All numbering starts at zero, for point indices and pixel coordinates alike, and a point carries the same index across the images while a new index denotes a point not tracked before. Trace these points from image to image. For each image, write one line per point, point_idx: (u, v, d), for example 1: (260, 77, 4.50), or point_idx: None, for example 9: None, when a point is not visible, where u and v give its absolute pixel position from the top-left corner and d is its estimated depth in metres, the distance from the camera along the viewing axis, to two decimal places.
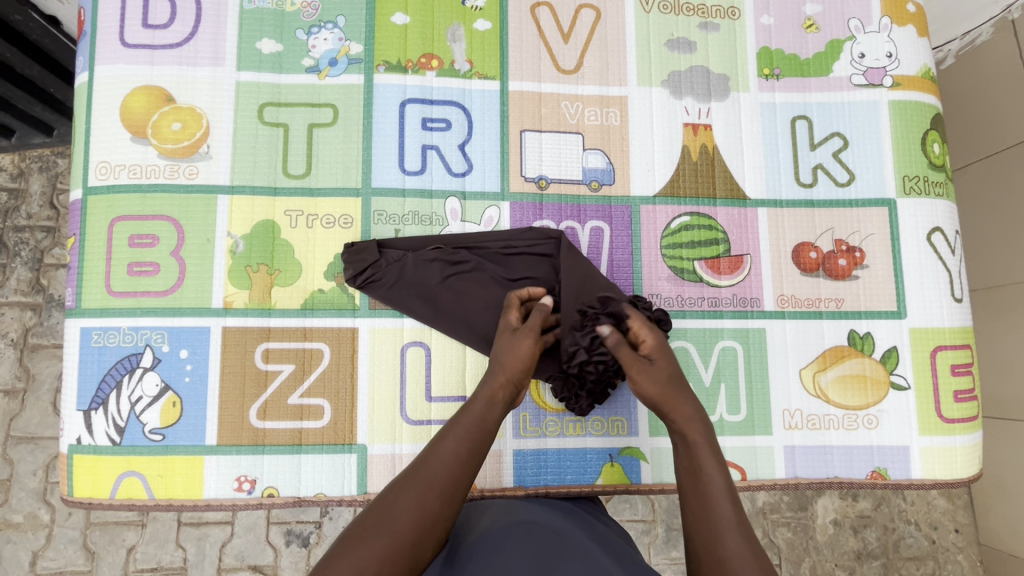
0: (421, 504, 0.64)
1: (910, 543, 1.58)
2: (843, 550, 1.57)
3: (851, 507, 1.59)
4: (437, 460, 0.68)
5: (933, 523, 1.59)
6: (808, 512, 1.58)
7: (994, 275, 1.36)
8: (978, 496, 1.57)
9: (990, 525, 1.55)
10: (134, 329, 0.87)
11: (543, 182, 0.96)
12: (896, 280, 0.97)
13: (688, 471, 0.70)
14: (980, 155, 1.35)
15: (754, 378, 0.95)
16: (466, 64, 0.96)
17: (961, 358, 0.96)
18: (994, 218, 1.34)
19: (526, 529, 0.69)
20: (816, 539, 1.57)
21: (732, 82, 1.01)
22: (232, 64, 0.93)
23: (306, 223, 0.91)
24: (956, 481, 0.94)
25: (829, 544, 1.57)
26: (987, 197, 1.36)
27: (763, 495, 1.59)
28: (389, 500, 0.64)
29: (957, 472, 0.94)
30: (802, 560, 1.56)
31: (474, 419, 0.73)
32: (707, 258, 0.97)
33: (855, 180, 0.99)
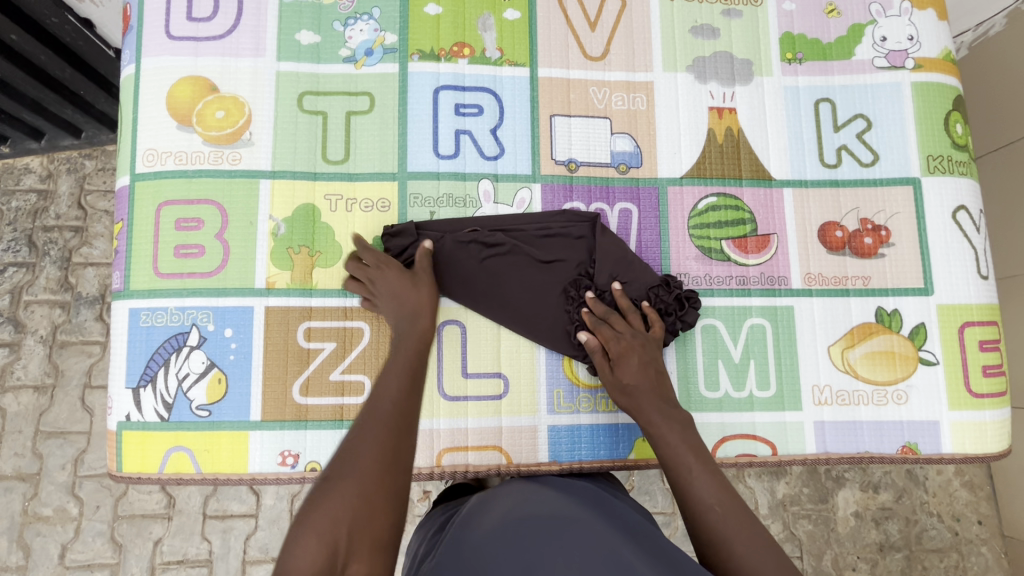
0: (374, 454, 0.66)
1: (934, 535, 1.58)
2: (865, 542, 1.57)
3: (872, 499, 1.59)
4: (376, 414, 0.70)
5: (956, 515, 1.59)
6: (829, 504, 1.58)
7: (1015, 264, 1.37)
8: (1002, 486, 1.56)
9: (1015, 515, 1.54)
10: (181, 309, 0.90)
11: (573, 164, 0.98)
12: (922, 257, 0.98)
13: (671, 462, 0.76)
14: (1002, 142, 1.36)
15: (783, 354, 0.96)
16: (497, 52, 0.99)
17: (988, 334, 0.97)
18: (1011, 206, 1.35)
19: (546, 519, 0.69)
20: (837, 531, 1.57)
21: (755, 67, 1.03)
22: (273, 55, 0.97)
23: (344, 207, 0.94)
24: (986, 456, 0.94)
25: (851, 536, 1.57)
26: (1005, 184, 1.37)
27: (784, 487, 1.59)
28: (346, 459, 0.65)
29: (987, 446, 0.95)
30: (824, 553, 1.56)
31: (398, 369, 0.77)
32: (734, 238, 0.99)
33: (879, 160, 1.01)
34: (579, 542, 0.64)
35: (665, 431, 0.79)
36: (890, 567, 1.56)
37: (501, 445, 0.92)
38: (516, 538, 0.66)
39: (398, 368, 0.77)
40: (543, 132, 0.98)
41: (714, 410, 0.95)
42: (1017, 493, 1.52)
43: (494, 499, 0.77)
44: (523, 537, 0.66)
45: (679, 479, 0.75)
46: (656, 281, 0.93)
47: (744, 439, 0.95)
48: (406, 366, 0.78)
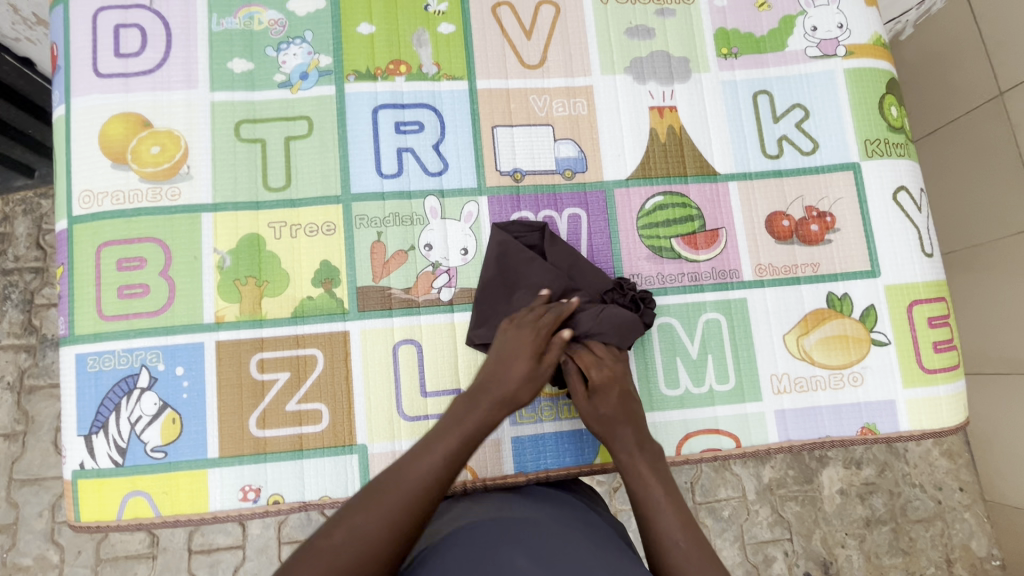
0: (388, 518, 0.66)
1: (917, 506, 1.60)
2: (851, 518, 1.59)
3: (855, 475, 1.61)
4: (412, 476, 0.70)
5: (937, 484, 1.62)
6: (814, 484, 1.60)
7: (976, 232, 1.41)
8: (978, 451, 1.59)
9: (994, 478, 1.57)
10: (129, 351, 0.89)
11: (518, 174, 0.98)
12: (867, 240, 1.00)
13: (641, 493, 0.79)
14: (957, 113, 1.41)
15: (739, 347, 0.97)
16: (433, 67, 0.99)
17: (937, 310, 0.99)
18: (971, 172, 1.40)
19: (513, 523, 0.72)
20: (824, 510, 1.58)
21: (693, 63, 1.04)
22: (206, 85, 0.95)
23: (290, 234, 0.93)
24: (944, 430, 0.96)
25: (837, 514, 1.58)
26: (965, 155, 1.41)
27: (769, 471, 1.60)
28: (368, 507, 0.67)
29: (944, 420, 0.96)
30: (812, 533, 1.57)
31: (454, 431, 0.75)
32: (683, 235, 1.00)
33: (819, 148, 1.02)
34: (544, 542, 0.67)
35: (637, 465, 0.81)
36: (878, 541, 1.58)
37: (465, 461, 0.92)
38: (482, 539, 0.68)
39: (454, 430, 0.76)
40: (486, 144, 0.98)
41: (676, 408, 0.95)
42: (992, 456, 1.55)
43: (462, 507, 0.80)
44: (490, 537, 0.68)
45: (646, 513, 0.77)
46: (604, 283, 0.94)
47: (707, 434, 0.95)
48: (464, 430, 0.76)
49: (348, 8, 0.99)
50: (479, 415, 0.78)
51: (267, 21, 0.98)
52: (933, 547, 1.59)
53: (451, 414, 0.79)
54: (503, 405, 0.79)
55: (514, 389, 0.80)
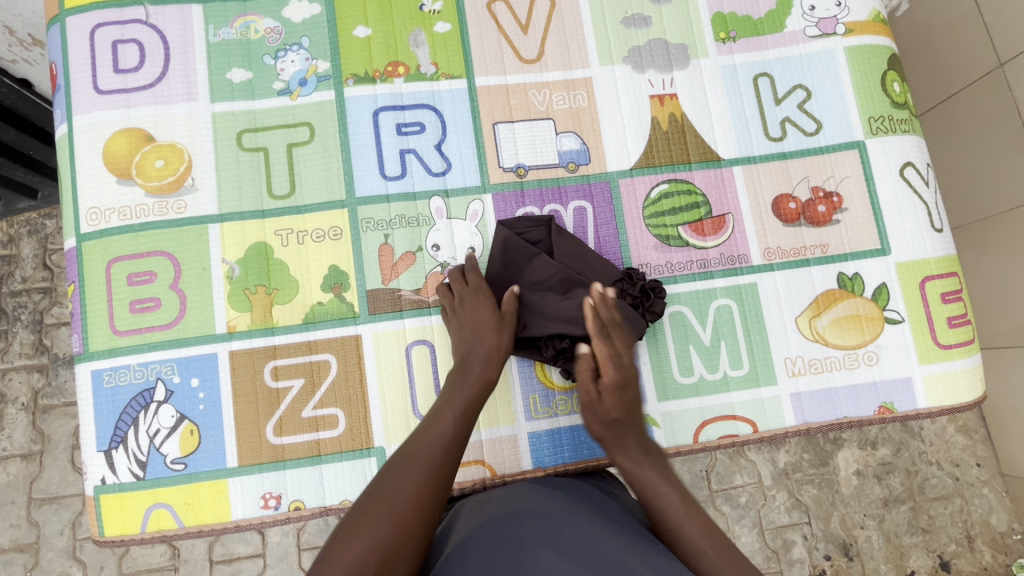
0: (419, 478, 0.70)
1: (935, 483, 1.60)
2: (870, 499, 1.58)
3: (872, 456, 1.60)
4: (429, 439, 0.75)
5: (954, 460, 1.61)
6: (830, 467, 1.59)
7: (984, 206, 1.39)
8: (994, 426, 1.58)
9: (1012, 452, 1.56)
10: (144, 365, 0.89)
11: (521, 169, 0.98)
12: (876, 218, 0.99)
13: (655, 498, 0.76)
14: (958, 87, 1.40)
15: (752, 331, 0.97)
16: (431, 66, 0.99)
17: (949, 286, 0.98)
18: (977, 146, 1.38)
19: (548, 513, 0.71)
20: (841, 492, 1.58)
21: (691, 50, 1.04)
22: (206, 97, 0.96)
23: (297, 240, 0.94)
24: (961, 406, 0.96)
25: (856, 495, 1.58)
26: (969, 128, 1.39)
27: (785, 455, 1.60)
28: (388, 486, 0.69)
29: (961, 396, 0.96)
30: (832, 515, 1.57)
31: (454, 407, 0.79)
32: (690, 223, 0.99)
33: (823, 128, 1.02)
34: (582, 535, 0.66)
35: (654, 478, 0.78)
36: (897, 521, 1.57)
37: (483, 458, 0.92)
38: (519, 532, 0.67)
39: (457, 395, 0.81)
40: (487, 141, 0.98)
41: (691, 396, 0.95)
42: (1009, 431, 1.55)
43: (490, 497, 0.79)
44: (527, 531, 0.68)
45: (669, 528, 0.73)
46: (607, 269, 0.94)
47: (723, 420, 0.95)
48: (467, 394, 0.81)
49: (343, 13, 0.99)
50: (479, 373, 0.83)
51: (263, 29, 0.98)
52: (954, 524, 1.58)
53: (443, 394, 0.82)
54: (496, 361, 0.85)
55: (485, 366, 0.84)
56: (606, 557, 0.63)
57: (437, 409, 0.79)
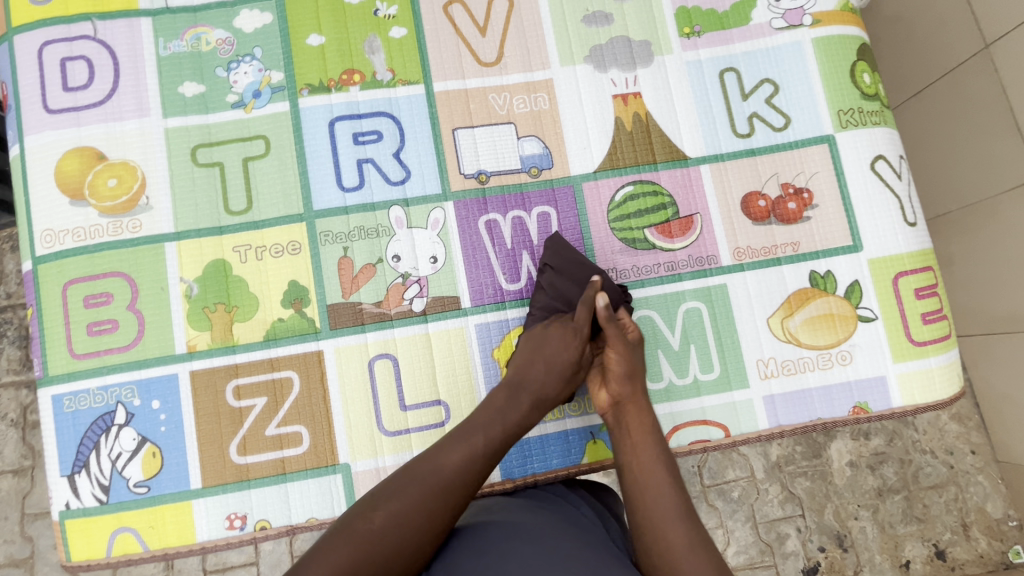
0: (427, 502, 0.65)
1: (929, 472, 1.58)
2: (863, 490, 1.56)
3: (864, 447, 1.58)
4: (448, 461, 0.69)
5: (948, 448, 1.59)
6: (823, 458, 1.57)
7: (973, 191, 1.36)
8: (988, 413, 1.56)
9: (1004, 440, 1.54)
10: (103, 388, 0.88)
11: (482, 176, 0.96)
12: (847, 214, 0.97)
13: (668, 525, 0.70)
14: (941, 71, 1.36)
15: (723, 334, 0.95)
16: (388, 73, 0.97)
17: (923, 281, 0.96)
18: (964, 130, 1.35)
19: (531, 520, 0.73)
20: (835, 484, 1.56)
21: (655, 46, 1.01)
22: (158, 112, 0.94)
23: (255, 256, 0.92)
24: (937, 403, 0.94)
25: (849, 486, 1.56)
26: (955, 112, 1.36)
27: (776, 448, 1.58)
28: (394, 501, 0.65)
29: (937, 393, 0.94)
30: (825, 507, 1.55)
31: (495, 425, 0.75)
32: (657, 224, 0.97)
33: (791, 123, 0.99)
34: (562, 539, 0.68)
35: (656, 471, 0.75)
36: (891, 511, 1.55)
37: None
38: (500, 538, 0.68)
39: (491, 423, 0.75)
40: (447, 147, 0.96)
41: (662, 401, 0.94)
42: (1000, 418, 1.52)
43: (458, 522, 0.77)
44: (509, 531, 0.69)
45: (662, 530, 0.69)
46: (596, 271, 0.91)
47: (695, 425, 0.93)
48: (502, 424, 0.75)
49: (295, 20, 0.97)
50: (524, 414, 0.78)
51: (214, 40, 0.96)
52: (948, 514, 1.56)
53: (478, 419, 0.76)
54: (538, 406, 0.81)
55: (550, 392, 0.82)
56: (585, 559, 0.64)
57: (461, 436, 0.73)
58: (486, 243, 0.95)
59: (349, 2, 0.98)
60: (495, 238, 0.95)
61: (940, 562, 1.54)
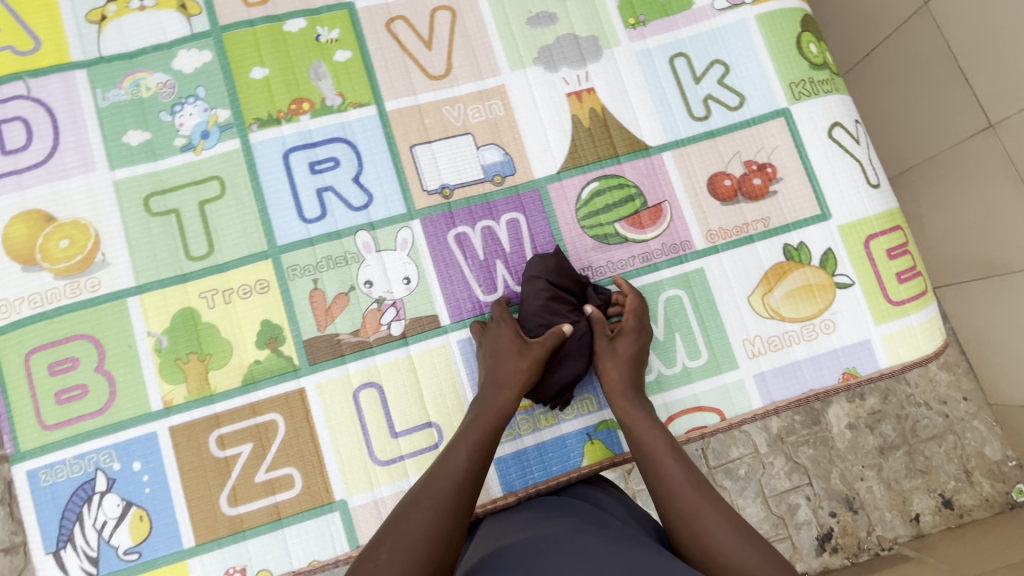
0: (437, 509, 0.67)
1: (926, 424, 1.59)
2: (865, 450, 1.57)
3: (861, 407, 1.60)
4: (450, 468, 0.72)
5: (940, 398, 1.61)
6: (822, 424, 1.58)
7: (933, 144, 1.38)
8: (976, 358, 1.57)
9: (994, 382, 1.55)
10: (80, 456, 0.84)
11: (446, 190, 0.95)
12: (812, 184, 0.98)
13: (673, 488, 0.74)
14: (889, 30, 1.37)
15: (705, 318, 0.95)
16: (337, 98, 0.95)
17: (894, 241, 0.97)
18: (918, 85, 1.37)
19: (577, 528, 0.69)
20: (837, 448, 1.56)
21: (602, 41, 1.01)
22: (104, 165, 0.91)
23: (223, 300, 0.89)
24: (923, 359, 0.94)
25: (851, 449, 1.57)
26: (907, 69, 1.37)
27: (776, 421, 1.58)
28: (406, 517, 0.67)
29: (922, 349, 0.95)
30: (830, 472, 1.55)
31: (488, 419, 0.79)
32: (626, 217, 0.97)
33: (746, 101, 1.00)
34: (617, 545, 0.64)
35: (664, 463, 0.76)
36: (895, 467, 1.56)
37: None
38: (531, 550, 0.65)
39: (484, 416, 0.79)
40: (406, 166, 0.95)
41: (654, 392, 0.93)
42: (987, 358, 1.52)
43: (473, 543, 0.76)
44: (553, 541, 0.66)
45: (686, 517, 0.71)
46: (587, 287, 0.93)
47: (690, 413, 0.93)
48: (495, 415, 0.79)
49: (236, 55, 0.94)
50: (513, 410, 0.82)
51: (154, 85, 0.93)
52: (954, 466, 1.57)
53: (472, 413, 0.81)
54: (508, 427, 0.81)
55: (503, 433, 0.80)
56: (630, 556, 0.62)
57: (459, 439, 0.76)
58: (459, 255, 0.93)
59: (289, 31, 0.96)
60: (468, 250, 0.93)
61: (949, 511, 1.55)
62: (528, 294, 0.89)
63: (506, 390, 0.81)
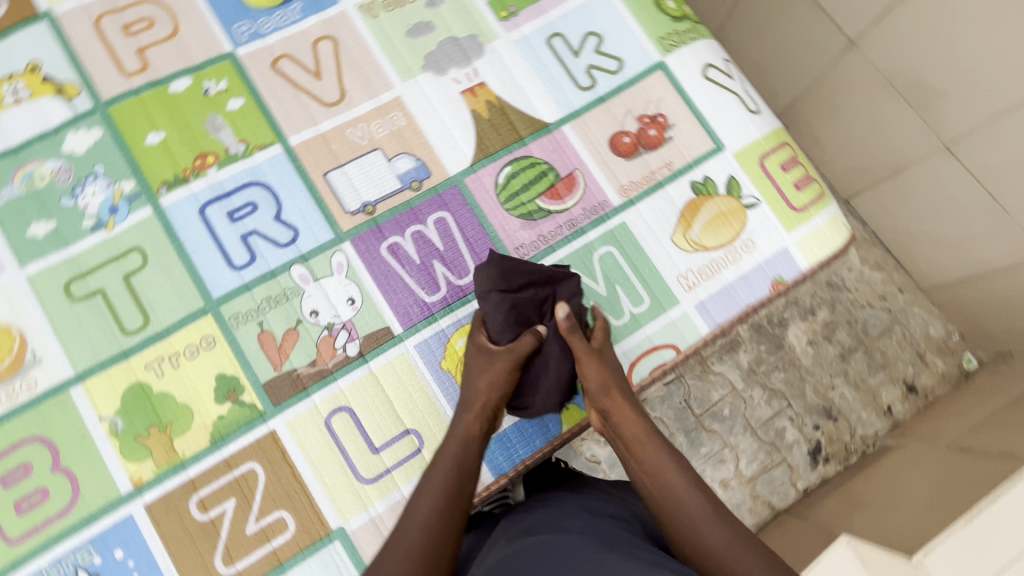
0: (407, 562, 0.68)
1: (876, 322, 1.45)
2: (830, 361, 1.42)
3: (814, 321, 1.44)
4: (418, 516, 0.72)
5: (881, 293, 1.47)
6: (785, 346, 1.42)
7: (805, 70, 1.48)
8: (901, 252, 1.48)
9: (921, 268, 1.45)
10: (54, 561, 0.81)
11: (369, 207, 0.97)
12: (701, 122, 1.06)
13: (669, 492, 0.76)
14: None
15: (639, 265, 1.01)
16: (239, 144, 0.96)
17: (784, 156, 1.07)
18: None
19: (587, 538, 0.68)
20: (803, 365, 1.41)
21: (481, 37, 1.07)
22: (15, 263, 0.89)
23: (171, 366, 0.88)
24: (835, 253, 1.04)
25: (816, 364, 1.41)
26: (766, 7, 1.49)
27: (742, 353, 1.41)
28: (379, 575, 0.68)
29: (832, 245, 1.04)
30: (804, 393, 1.40)
31: (446, 458, 0.79)
32: (544, 192, 1.02)
33: (624, 62, 1.07)
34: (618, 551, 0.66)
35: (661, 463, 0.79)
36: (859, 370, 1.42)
37: None
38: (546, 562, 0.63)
39: (445, 455, 0.80)
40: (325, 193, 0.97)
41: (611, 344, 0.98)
42: (913, 262, 1.46)
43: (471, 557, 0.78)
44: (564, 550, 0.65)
45: (682, 518, 0.73)
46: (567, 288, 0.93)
47: (649, 354, 0.98)
48: (456, 453, 0.80)
49: (128, 127, 0.94)
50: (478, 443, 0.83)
51: (49, 173, 0.92)
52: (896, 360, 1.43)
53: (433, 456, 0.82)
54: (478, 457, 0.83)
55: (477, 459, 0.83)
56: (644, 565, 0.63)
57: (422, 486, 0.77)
58: (397, 267, 0.95)
59: (176, 92, 0.97)
60: (403, 258, 0.96)
61: (916, 398, 1.42)
62: (487, 310, 0.90)
63: (468, 411, 0.85)
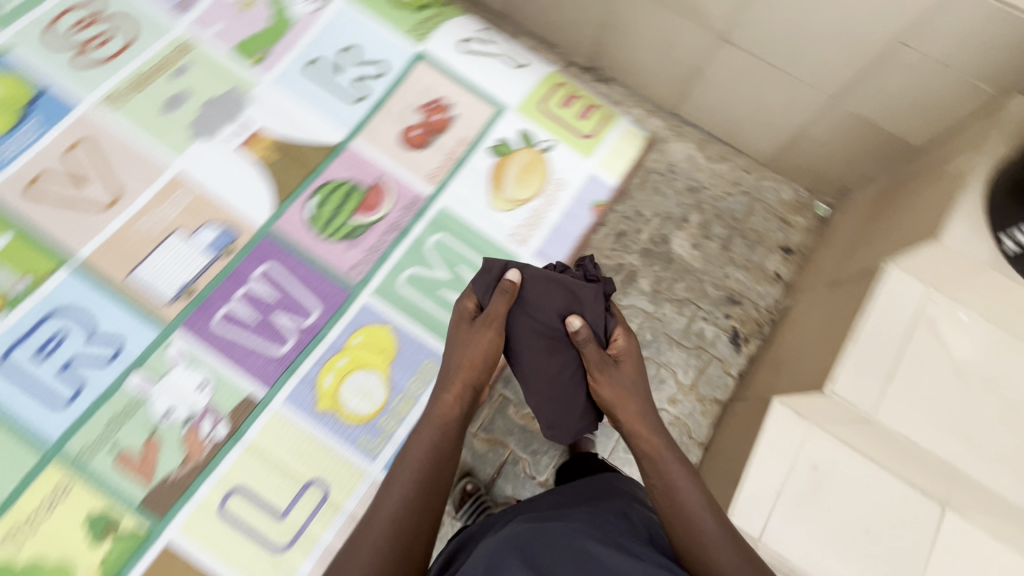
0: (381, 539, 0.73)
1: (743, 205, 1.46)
2: (717, 256, 1.42)
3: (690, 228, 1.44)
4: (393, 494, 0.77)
5: (736, 177, 1.48)
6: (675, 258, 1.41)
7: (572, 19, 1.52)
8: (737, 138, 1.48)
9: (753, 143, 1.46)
10: None
11: (188, 288, 0.94)
12: (474, 92, 1.12)
13: (673, 478, 0.84)
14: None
15: (468, 240, 1.05)
16: (22, 282, 0.91)
17: (560, 96, 1.15)
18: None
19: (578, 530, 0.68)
20: (694, 270, 1.40)
21: (239, 87, 1.06)
22: None
23: (29, 530, 0.81)
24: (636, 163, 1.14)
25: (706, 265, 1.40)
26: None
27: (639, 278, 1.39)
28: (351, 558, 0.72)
29: (631, 156, 1.14)
30: (704, 297, 1.38)
31: (431, 430, 0.84)
32: (356, 207, 1.03)
33: (387, 62, 1.11)
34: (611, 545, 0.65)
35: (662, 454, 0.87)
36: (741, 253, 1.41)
37: None
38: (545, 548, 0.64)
39: (430, 424, 0.85)
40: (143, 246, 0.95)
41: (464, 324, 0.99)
42: (746, 141, 1.46)
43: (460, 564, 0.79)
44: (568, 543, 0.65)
45: (680, 511, 0.80)
46: (593, 290, 0.94)
47: None
48: (437, 423, 0.85)
49: None
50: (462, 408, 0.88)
51: None
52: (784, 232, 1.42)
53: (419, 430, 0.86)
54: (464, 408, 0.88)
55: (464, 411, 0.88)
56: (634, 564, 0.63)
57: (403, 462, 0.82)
58: (288, 288, 0.97)
59: None
60: (279, 275, 0.97)
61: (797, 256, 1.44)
62: (476, 349, 0.90)
63: (454, 379, 0.90)
